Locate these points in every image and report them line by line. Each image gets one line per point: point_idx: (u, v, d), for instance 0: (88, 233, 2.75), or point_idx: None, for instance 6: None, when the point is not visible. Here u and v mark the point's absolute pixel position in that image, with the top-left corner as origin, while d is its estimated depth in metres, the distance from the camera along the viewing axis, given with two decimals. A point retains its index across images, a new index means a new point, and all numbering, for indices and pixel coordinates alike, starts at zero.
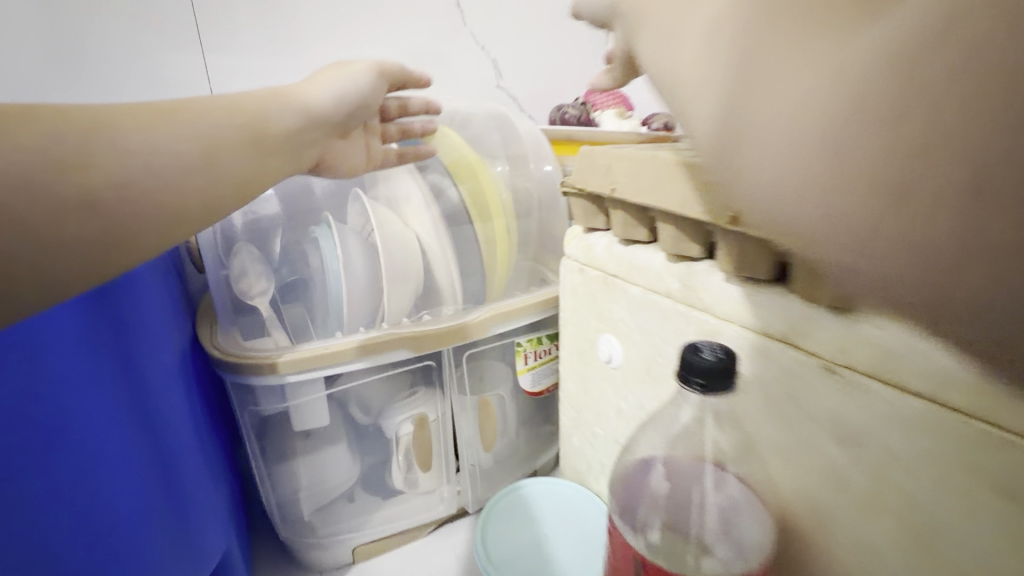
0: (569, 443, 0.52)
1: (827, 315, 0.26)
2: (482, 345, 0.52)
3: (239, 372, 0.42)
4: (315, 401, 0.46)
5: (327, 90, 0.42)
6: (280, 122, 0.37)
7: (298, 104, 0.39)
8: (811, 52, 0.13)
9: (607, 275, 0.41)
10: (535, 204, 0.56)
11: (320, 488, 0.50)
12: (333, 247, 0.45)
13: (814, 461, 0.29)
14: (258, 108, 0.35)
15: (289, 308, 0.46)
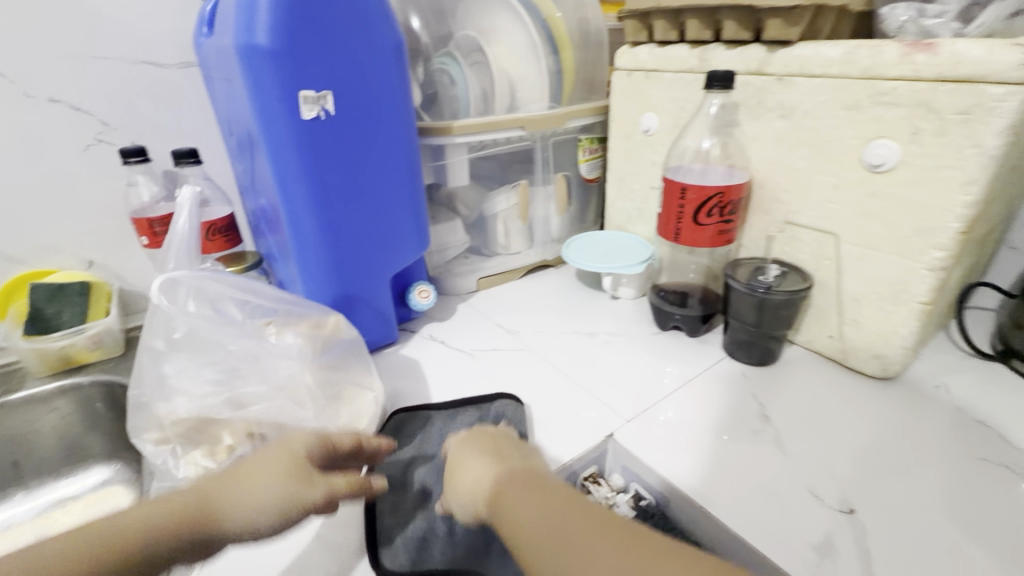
0: (614, 207, 0.79)
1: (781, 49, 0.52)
2: (561, 135, 0.76)
3: (422, 134, 0.67)
4: (458, 161, 0.70)
5: (256, 509, 0.32)
6: (223, 525, 0.32)
7: (214, 523, 0.31)
8: (599, 531, 0.29)
9: (648, 71, 0.66)
10: (591, 42, 0.77)
11: (445, 248, 0.75)
12: (458, 73, 0.68)
13: (770, 137, 0.55)
14: (224, 504, 0.32)
15: (437, 103, 0.70)
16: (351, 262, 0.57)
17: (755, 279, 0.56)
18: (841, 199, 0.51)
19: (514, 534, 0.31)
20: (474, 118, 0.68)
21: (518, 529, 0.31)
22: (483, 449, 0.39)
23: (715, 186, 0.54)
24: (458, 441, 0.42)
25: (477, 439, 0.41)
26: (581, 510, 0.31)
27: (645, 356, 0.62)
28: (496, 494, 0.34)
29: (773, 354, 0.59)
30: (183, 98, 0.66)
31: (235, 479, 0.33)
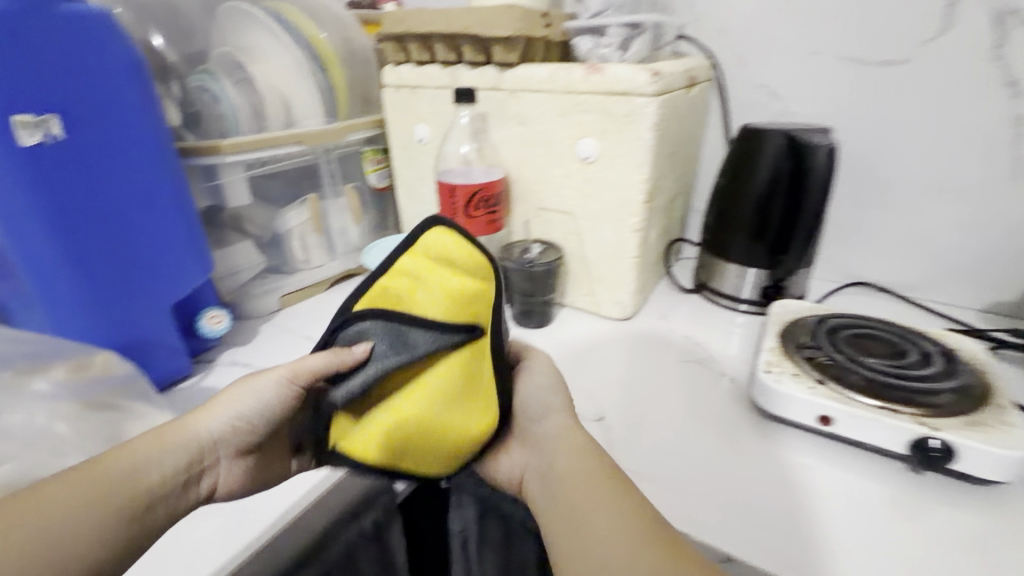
0: (408, 212, 0.85)
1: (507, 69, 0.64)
2: (343, 148, 0.80)
3: (186, 155, 0.64)
4: (236, 180, 0.69)
5: (212, 421, 0.43)
6: (187, 449, 0.41)
7: (183, 439, 0.42)
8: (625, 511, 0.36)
9: (412, 87, 0.73)
10: (358, 61, 0.82)
11: (237, 271, 0.72)
12: (220, 91, 0.67)
13: (515, 140, 0.68)
14: (197, 428, 0.43)
15: (201, 122, 0.68)
16: (118, 296, 0.53)
17: (523, 256, 0.68)
18: (570, 184, 0.66)
19: (572, 501, 0.38)
20: (246, 136, 0.68)
21: (586, 512, 0.36)
22: (570, 416, 0.45)
23: (478, 183, 0.64)
24: (558, 397, 0.47)
25: (564, 409, 0.46)
26: (624, 502, 0.36)
27: None
28: (575, 464, 0.40)
29: (549, 316, 0.72)
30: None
31: (206, 413, 0.43)
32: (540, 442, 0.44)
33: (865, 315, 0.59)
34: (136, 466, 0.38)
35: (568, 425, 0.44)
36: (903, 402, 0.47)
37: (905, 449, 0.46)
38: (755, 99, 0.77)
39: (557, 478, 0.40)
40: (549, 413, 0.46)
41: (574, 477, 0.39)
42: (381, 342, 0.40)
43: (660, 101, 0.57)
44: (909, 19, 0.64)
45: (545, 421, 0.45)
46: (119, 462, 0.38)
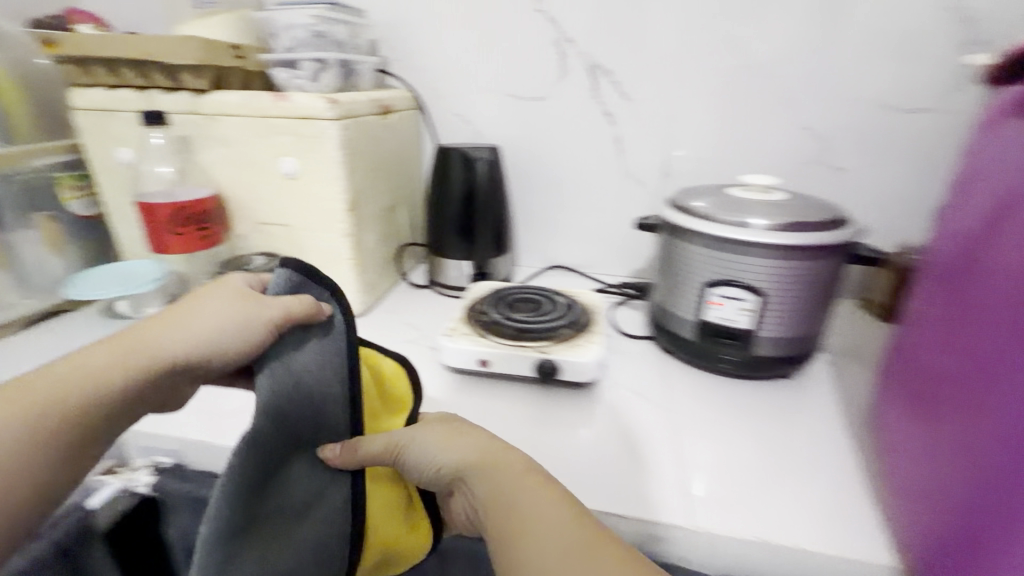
0: (125, 238, 0.81)
1: (199, 94, 0.69)
2: (24, 173, 0.73)
3: None
4: None
5: (173, 342, 0.42)
6: (141, 362, 0.40)
7: (145, 350, 0.41)
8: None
9: (104, 109, 0.72)
10: (35, 82, 0.76)
11: None
12: None
13: (223, 161, 0.72)
14: (159, 342, 0.41)
15: None
16: None
17: (244, 266, 0.72)
18: (282, 198, 0.72)
19: (526, 535, 0.35)
20: None
21: (546, 547, 0.34)
22: (567, 500, 0.37)
23: (181, 201, 0.67)
24: (432, 435, 0.44)
25: (523, 464, 0.40)
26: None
27: None
28: (553, 524, 0.35)
29: None
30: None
31: (179, 326, 0.42)
32: (483, 484, 0.39)
33: (505, 286, 0.78)
34: (91, 380, 0.38)
35: (487, 445, 0.42)
36: (531, 340, 0.65)
37: (534, 372, 0.62)
38: (455, 125, 0.95)
39: (505, 525, 0.37)
40: (509, 455, 0.41)
41: (538, 526, 0.35)
42: (304, 378, 0.44)
43: (342, 124, 0.67)
44: (541, 68, 0.88)
45: (494, 466, 0.40)
46: (73, 369, 0.38)
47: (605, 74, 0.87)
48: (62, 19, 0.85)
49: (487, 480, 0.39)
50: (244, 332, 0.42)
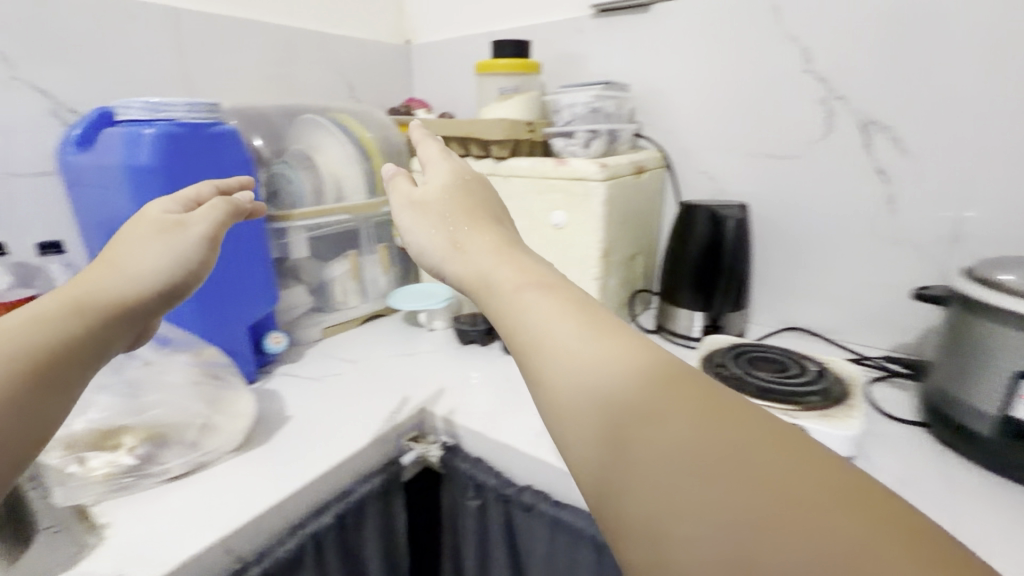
0: (425, 266, 1.08)
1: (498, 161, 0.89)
2: (379, 215, 1.02)
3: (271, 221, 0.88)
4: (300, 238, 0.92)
5: (151, 264, 0.53)
6: (111, 289, 0.50)
7: (123, 273, 0.52)
8: (749, 510, 0.25)
9: (432, 172, 0.98)
10: (397, 152, 1.07)
11: (292, 310, 0.95)
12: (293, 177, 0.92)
13: (512, 212, 0.89)
14: (119, 282, 0.51)
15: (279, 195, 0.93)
16: (203, 304, 0.73)
17: None
18: (545, 243, 0.87)
19: (668, 377, 0.33)
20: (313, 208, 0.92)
21: (607, 399, 0.33)
22: (591, 326, 0.39)
23: None
24: (489, 227, 0.55)
25: (519, 278, 0.45)
26: (836, 470, 0.27)
27: (454, 365, 0.89)
28: (610, 366, 0.36)
29: None
30: (20, 197, 0.78)
31: (101, 270, 0.52)
32: (506, 312, 0.44)
33: (750, 346, 0.77)
34: (33, 330, 0.42)
35: (444, 210, 0.58)
36: (775, 401, 0.64)
37: None
38: (700, 181, 0.99)
39: (556, 355, 0.38)
40: (476, 239, 0.54)
41: (618, 369, 0.34)
42: None
43: (607, 184, 0.79)
44: (803, 126, 0.87)
45: (525, 295, 0.43)
46: (32, 317, 0.43)
47: (882, 131, 0.81)
48: (408, 108, 1.18)
49: (502, 303, 0.45)
50: (155, 272, 0.54)
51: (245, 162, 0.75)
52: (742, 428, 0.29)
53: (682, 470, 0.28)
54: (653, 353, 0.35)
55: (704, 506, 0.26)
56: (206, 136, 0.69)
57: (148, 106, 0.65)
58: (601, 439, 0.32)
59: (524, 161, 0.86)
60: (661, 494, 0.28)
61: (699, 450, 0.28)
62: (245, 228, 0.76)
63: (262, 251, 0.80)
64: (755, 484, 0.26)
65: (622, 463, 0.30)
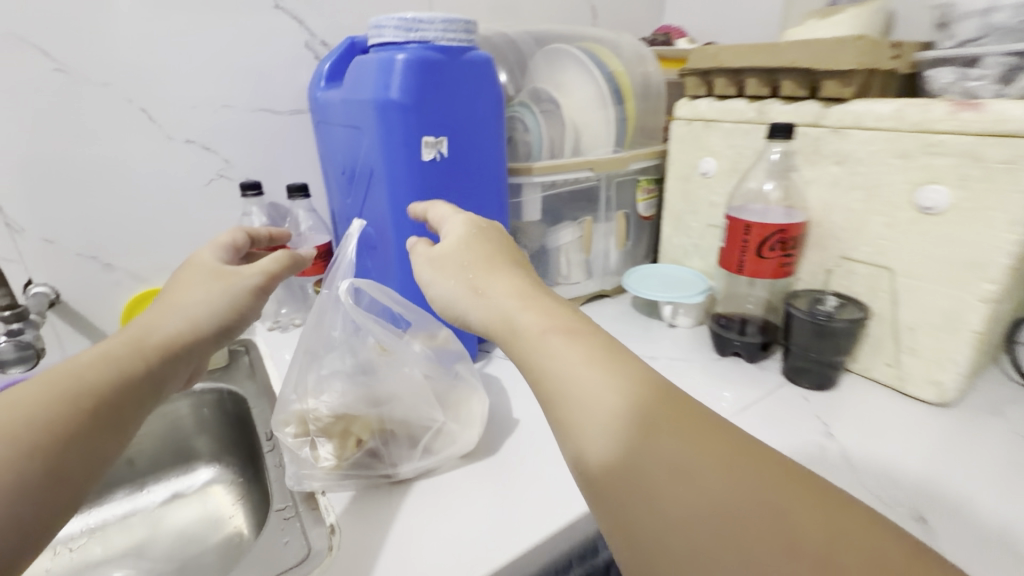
0: (668, 242, 0.86)
1: (827, 104, 0.60)
2: (623, 174, 0.82)
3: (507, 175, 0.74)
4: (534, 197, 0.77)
5: (201, 300, 0.49)
6: (164, 329, 0.46)
7: (180, 310, 0.48)
8: (769, 552, 0.26)
9: (707, 121, 0.73)
10: (653, 93, 0.84)
11: None
12: (534, 121, 0.76)
13: (837, 182, 0.61)
14: (176, 320, 0.47)
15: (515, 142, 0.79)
16: None
17: (818, 309, 0.61)
18: (893, 236, 0.57)
19: (684, 418, 0.32)
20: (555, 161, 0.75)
21: (619, 448, 0.32)
22: (614, 367, 0.35)
23: (776, 224, 0.60)
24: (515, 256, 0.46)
25: (547, 320, 0.38)
26: (817, 498, 0.28)
27: (710, 382, 0.68)
28: (629, 415, 0.32)
29: (833, 380, 0.64)
30: (277, 137, 0.76)
31: (159, 309, 0.48)
32: (540, 359, 0.36)
33: None
34: (91, 372, 0.40)
35: (462, 259, 0.44)
36: None
37: None
38: None
39: (576, 400, 0.34)
40: (499, 280, 0.42)
41: (626, 414, 0.32)
42: None
43: None
44: None
45: (551, 339, 0.37)
46: (85, 361, 0.41)
47: None
48: (666, 38, 0.93)
49: (528, 361, 0.37)
50: (216, 304, 0.50)
51: (496, 98, 0.61)
52: (758, 472, 0.29)
53: (698, 513, 0.29)
54: (657, 383, 0.34)
55: (715, 554, 0.27)
56: (461, 64, 0.55)
57: (401, 25, 0.53)
58: (618, 488, 0.31)
59: (882, 104, 0.55)
60: (690, 544, 0.28)
61: (712, 498, 0.29)
62: (488, 182, 0.63)
63: (501, 209, 0.66)
64: (706, 490, 0.29)
65: (655, 512, 0.30)
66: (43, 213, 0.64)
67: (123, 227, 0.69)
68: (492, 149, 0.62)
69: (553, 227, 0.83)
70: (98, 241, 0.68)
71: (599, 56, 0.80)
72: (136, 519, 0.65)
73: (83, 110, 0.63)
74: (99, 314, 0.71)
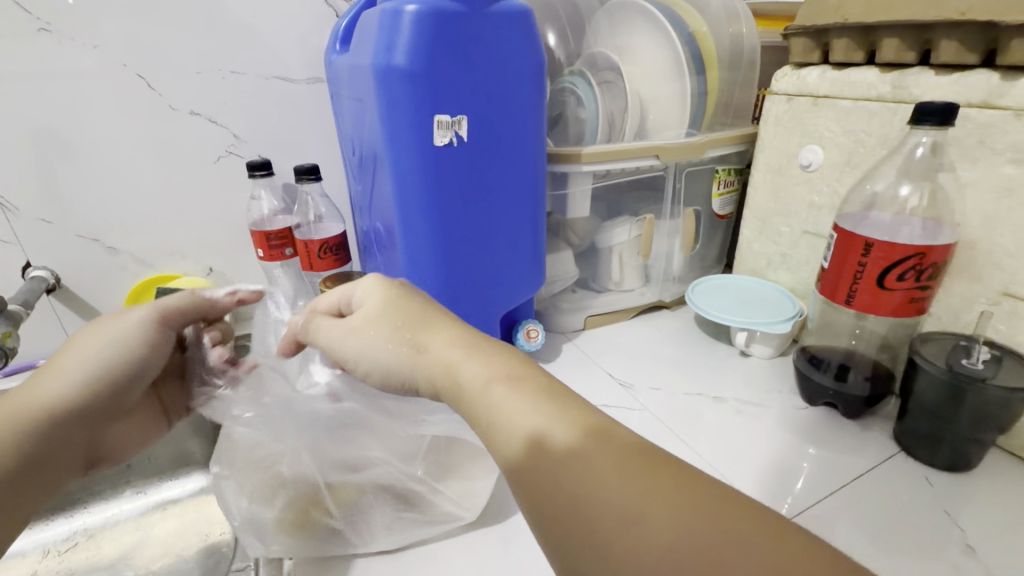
0: (747, 249, 0.70)
1: (1008, 76, 0.42)
2: (697, 162, 0.67)
3: (552, 161, 0.61)
4: (584, 189, 0.63)
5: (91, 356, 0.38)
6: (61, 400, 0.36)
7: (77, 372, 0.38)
8: None
9: (817, 98, 0.56)
10: (745, 60, 0.67)
11: (554, 285, 0.71)
12: (587, 95, 0.62)
13: (1011, 190, 0.43)
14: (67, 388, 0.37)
15: (564, 121, 0.65)
16: (451, 278, 0.52)
17: (959, 363, 0.44)
18: None
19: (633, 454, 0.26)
20: (612, 145, 0.61)
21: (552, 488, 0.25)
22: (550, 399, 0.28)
23: (910, 245, 0.43)
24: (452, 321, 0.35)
25: (494, 365, 0.31)
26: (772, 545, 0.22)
27: (792, 437, 0.53)
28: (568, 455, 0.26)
29: (972, 459, 0.47)
30: (291, 110, 0.66)
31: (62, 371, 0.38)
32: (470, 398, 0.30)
33: None
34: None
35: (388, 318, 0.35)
36: None
37: None
38: None
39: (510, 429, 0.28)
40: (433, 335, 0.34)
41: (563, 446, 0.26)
42: None
43: None
44: None
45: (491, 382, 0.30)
46: None
47: None
48: None
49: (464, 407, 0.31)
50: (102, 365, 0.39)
51: (536, 65, 0.47)
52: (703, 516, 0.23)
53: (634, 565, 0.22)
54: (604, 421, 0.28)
55: None
56: (487, 19, 0.42)
57: None
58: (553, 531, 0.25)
59: None
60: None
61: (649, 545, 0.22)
62: (518, 173, 0.50)
63: (536, 207, 0.53)
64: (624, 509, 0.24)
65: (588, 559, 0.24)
66: (38, 191, 0.59)
67: (123, 207, 0.63)
68: (526, 132, 0.49)
69: (605, 224, 0.69)
70: (98, 223, 0.62)
71: (677, 12, 0.63)
72: (127, 522, 0.61)
73: (74, 78, 0.56)
74: (102, 300, 0.66)
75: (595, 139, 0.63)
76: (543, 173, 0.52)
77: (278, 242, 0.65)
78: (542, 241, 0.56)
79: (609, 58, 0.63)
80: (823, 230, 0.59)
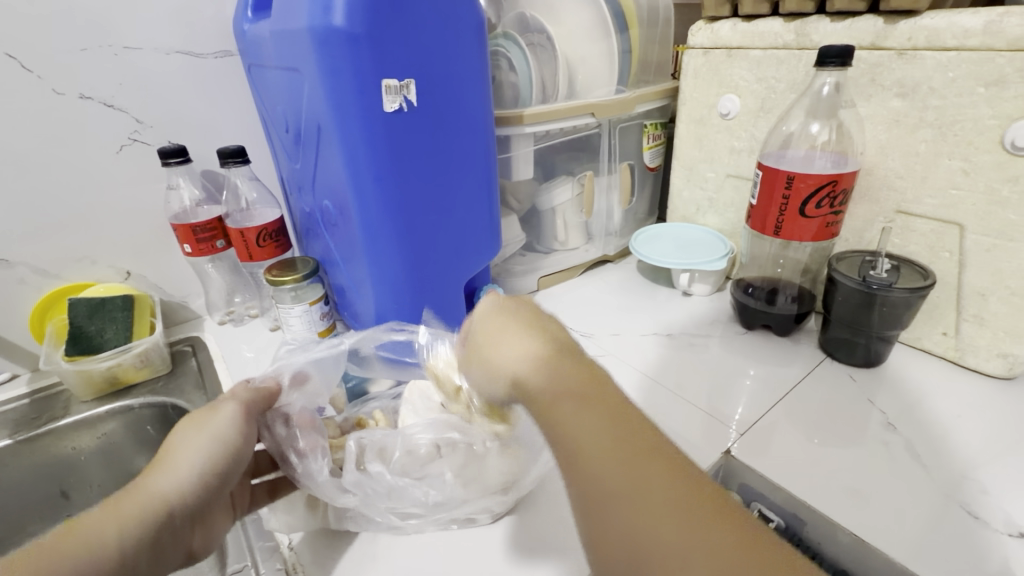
0: (678, 198, 0.75)
1: (890, 20, 0.48)
2: (628, 118, 0.70)
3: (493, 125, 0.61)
4: (525, 151, 0.64)
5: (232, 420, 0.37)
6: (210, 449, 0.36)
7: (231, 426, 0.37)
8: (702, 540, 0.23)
9: (730, 50, 0.61)
10: (660, 17, 0.70)
11: (505, 251, 0.71)
12: (519, 56, 0.62)
13: (896, 120, 0.50)
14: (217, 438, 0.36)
15: None
16: (413, 253, 0.51)
17: (869, 274, 0.51)
18: (970, 186, 0.47)
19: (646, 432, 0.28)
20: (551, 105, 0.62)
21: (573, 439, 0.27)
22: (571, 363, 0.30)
23: (824, 174, 0.49)
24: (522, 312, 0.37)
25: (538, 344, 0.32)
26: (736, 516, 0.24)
27: (738, 360, 0.60)
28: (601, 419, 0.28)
29: (881, 354, 0.55)
30: (201, 88, 0.60)
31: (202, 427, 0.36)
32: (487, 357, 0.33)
33: None
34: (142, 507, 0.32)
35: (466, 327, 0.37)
36: None
37: None
38: None
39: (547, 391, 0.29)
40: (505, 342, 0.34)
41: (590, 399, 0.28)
42: None
43: None
44: None
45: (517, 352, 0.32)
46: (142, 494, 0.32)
47: None
48: None
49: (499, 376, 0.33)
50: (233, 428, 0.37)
51: (476, 23, 0.46)
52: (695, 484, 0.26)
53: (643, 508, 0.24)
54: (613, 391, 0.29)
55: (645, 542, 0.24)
56: None
57: None
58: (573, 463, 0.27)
59: (963, 16, 0.44)
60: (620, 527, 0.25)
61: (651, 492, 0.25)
62: (465, 138, 0.50)
63: (487, 174, 0.54)
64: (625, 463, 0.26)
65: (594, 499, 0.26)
66: None
67: (13, 211, 0.54)
68: (470, 94, 0.49)
69: (548, 186, 0.71)
70: None
71: None
72: None
73: None
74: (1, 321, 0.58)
75: (532, 100, 0.63)
76: (491, 139, 0.53)
77: (206, 234, 0.60)
78: (495, 208, 0.57)
79: (536, 19, 0.63)
80: (744, 172, 0.65)
